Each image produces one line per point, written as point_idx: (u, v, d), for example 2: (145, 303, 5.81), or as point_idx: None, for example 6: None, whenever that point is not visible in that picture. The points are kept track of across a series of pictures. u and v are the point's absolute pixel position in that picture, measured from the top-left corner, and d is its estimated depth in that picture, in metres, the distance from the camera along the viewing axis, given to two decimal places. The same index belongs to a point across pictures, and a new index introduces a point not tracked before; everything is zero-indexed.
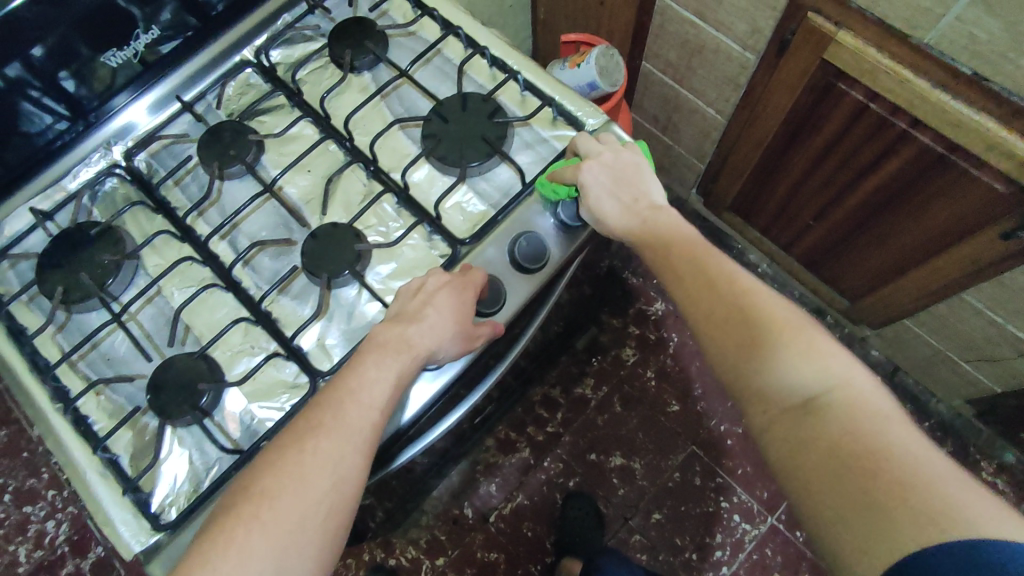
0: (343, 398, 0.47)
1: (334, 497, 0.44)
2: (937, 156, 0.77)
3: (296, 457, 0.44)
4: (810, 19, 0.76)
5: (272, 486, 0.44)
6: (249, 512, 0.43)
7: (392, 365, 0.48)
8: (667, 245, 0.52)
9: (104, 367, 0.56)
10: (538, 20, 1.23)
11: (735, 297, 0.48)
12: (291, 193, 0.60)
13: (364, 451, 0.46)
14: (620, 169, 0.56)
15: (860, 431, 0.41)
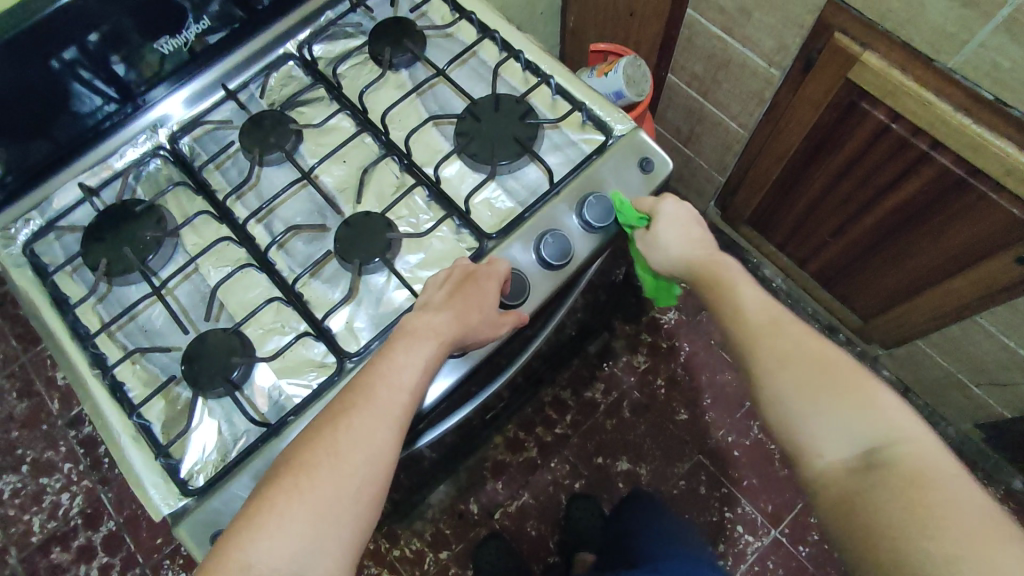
0: (376, 382, 0.49)
1: (367, 472, 0.46)
2: (955, 179, 0.78)
3: (332, 432, 0.47)
4: (836, 39, 0.78)
5: (310, 458, 0.46)
6: (289, 482, 0.45)
7: (421, 347, 0.50)
8: (727, 287, 0.55)
9: (142, 339, 0.58)
10: (566, 29, 1.26)
11: (796, 347, 0.49)
12: (327, 182, 0.63)
13: (396, 430, 0.48)
14: (684, 211, 0.59)
15: (916, 483, 0.42)
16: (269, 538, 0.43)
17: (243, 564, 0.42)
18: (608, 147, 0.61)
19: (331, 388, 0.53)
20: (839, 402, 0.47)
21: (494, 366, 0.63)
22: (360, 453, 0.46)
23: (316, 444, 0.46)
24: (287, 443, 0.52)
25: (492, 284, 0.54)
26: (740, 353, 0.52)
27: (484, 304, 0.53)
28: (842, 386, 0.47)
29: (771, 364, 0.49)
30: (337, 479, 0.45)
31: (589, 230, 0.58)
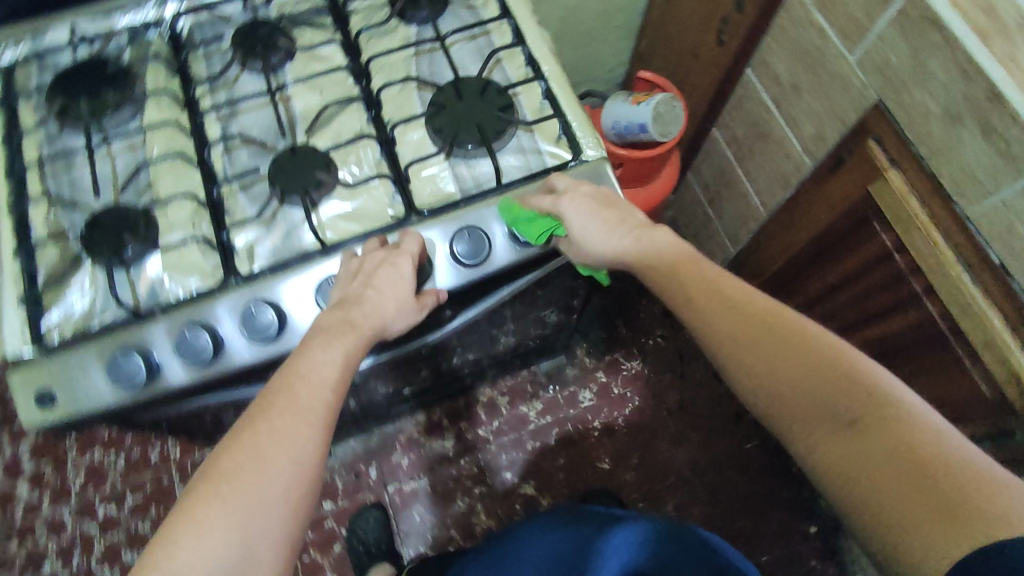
0: (295, 381, 0.48)
1: (292, 473, 0.45)
2: (940, 333, 0.74)
3: (250, 437, 0.45)
4: (869, 146, 0.74)
5: (228, 465, 0.44)
6: (206, 489, 0.44)
7: (337, 343, 0.50)
8: (681, 263, 0.54)
9: (65, 188, 0.59)
10: (636, 53, 1.22)
11: (788, 322, 0.49)
12: (295, 106, 0.62)
13: (322, 429, 0.48)
14: (599, 200, 0.55)
15: (911, 439, 0.42)
16: (189, 548, 0.41)
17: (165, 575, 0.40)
18: (568, 169, 0.58)
19: (208, 298, 0.54)
20: (843, 374, 0.46)
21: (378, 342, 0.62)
22: (285, 454, 0.45)
23: (236, 446, 0.45)
24: (144, 335, 0.52)
25: (406, 262, 0.53)
26: (731, 334, 0.50)
27: (389, 282, 0.52)
28: (840, 359, 0.46)
29: (772, 342, 0.48)
30: (261, 484, 0.44)
31: (514, 242, 0.57)
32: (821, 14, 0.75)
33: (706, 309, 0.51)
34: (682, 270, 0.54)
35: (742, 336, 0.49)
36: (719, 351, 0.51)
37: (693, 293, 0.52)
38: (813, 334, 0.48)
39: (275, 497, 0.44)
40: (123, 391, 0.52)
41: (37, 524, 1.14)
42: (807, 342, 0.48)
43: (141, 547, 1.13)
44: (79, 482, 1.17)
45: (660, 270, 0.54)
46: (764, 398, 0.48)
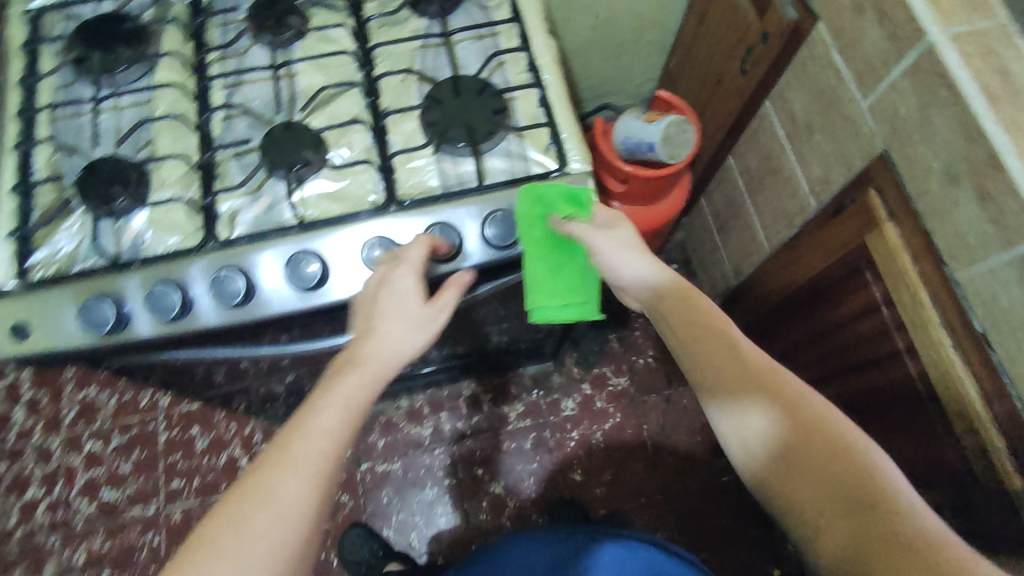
0: (285, 448, 0.47)
1: (275, 543, 0.44)
2: (920, 394, 0.73)
3: (250, 498, 0.45)
4: (870, 197, 0.72)
5: (225, 524, 0.44)
6: (203, 548, 0.43)
7: (350, 391, 0.50)
8: (692, 309, 0.57)
9: (71, 135, 0.62)
10: (665, 71, 1.20)
11: (778, 385, 0.52)
12: (299, 83, 0.64)
13: (309, 496, 0.46)
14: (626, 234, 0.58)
15: (915, 539, 0.44)
16: None
17: None
18: (550, 178, 0.59)
19: (183, 258, 0.56)
20: (830, 446, 0.49)
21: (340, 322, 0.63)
22: (262, 530, 0.44)
23: (216, 516, 0.45)
24: (121, 284, 0.55)
25: (408, 273, 0.53)
26: (729, 396, 0.53)
27: (392, 296, 0.53)
28: (825, 429, 0.49)
29: (764, 408, 0.51)
30: (234, 562, 0.43)
31: (487, 246, 0.58)
32: (840, 55, 0.73)
33: (710, 367, 0.54)
34: (708, 339, 0.55)
35: (739, 401, 0.52)
36: (716, 409, 0.54)
37: (694, 346, 0.55)
38: (804, 401, 0.51)
39: (252, 573, 0.43)
40: (93, 335, 0.54)
41: (27, 451, 1.19)
42: (797, 410, 0.51)
43: (119, 487, 1.17)
44: (69, 417, 1.21)
45: (697, 334, 0.56)
46: (757, 461, 0.52)
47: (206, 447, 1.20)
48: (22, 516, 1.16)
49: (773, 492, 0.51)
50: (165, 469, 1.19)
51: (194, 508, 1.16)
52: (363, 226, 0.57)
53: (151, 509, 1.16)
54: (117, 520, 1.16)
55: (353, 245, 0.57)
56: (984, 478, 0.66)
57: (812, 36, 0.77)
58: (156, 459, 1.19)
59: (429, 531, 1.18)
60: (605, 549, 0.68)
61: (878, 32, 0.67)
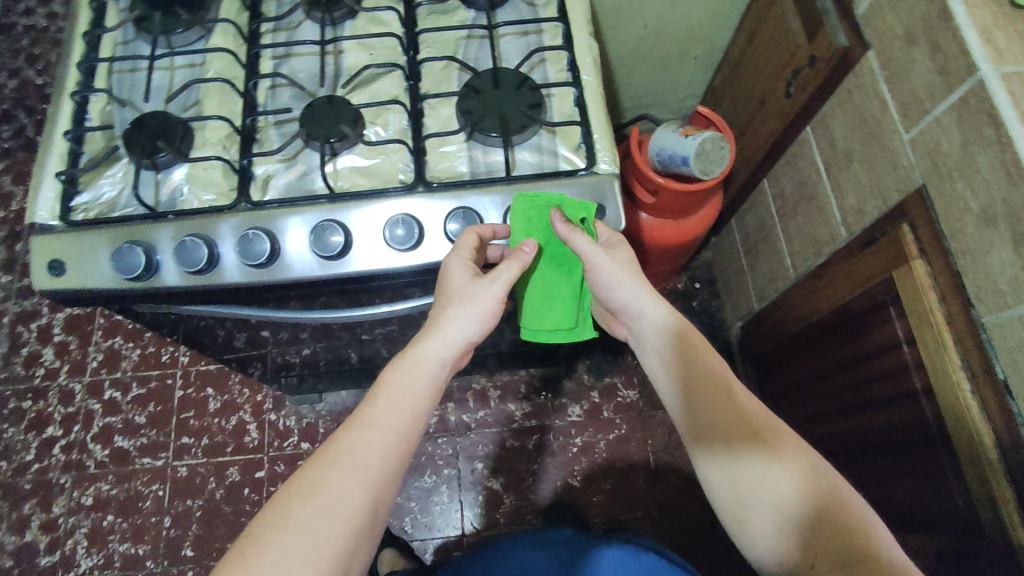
0: (342, 454, 0.49)
1: (327, 540, 0.46)
2: (934, 436, 0.71)
3: (306, 493, 0.47)
4: (902, 231, 0.71)
5: (286, 515, 0.47)
6: (261, 538, 0.46)
7: (404, 396, 0.52)
8: (696, 361, 0.57)
9: (126, 89, 0.65)
10: (710, 88, 1.20)
11: (781, 446, 0.54)
12: (345, 60, 0.66)
13: (360, 498, 0.48)
14: (631, 262, 0.59)
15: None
16: None
17: None
18: (576, 176, 0.60)
19: (215, 215, 0.58)
20: (836, 513, 0.52)
21: (354, 293, 0.64)
22: (315, 531, 0.46)
23: (275, 509, 0.47)
24: (154, 233, 0.57)
25: (455, 259, 0.55)
26: (734, 456, 0.55)
27: (445, 283, 0.55)
28: (830, 495, 0.53)
29: (768, 470, 0.54)
30: (289, 559, 0.45)
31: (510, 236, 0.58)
32: (887, 85, 0.73)
33: (715, 427, 0.55)
34: (716, 387, 0.56)
35: (744, 461, 0.54)
36: (717, 468, 0.55)
37: (701, 401, 0.56)
38: (806, 458, 0.54)
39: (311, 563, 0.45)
40: (123, 279, 0.56)
41: (51, 390, 1.24)
42: (803, 473, 0.53)
43: (132, 436, 1.21)
44: (94, 363, 1.26)
45: (698, 379, 0.57)
46: (759, 523, 0.54)
47: (218, 408, 1.23)
48: (39, 452, 1.20)
49: (772, 548, 0.53)
50: (177, 424, 1.22)
51: (201, 466, 1.20)
52: (389, 203, 0.58)
53: (159, 461, 1.20)
54: (127, 467, 1.20)
55: (377, 220, 0.58)
56: (990, 529, 0.64)
57: (861, 64, 0.76)
58: (170, 414, 1.23)
59: (424, 518, 1.19)
60: (603, 555, 0.69)
61: (927, 64, 0.66)
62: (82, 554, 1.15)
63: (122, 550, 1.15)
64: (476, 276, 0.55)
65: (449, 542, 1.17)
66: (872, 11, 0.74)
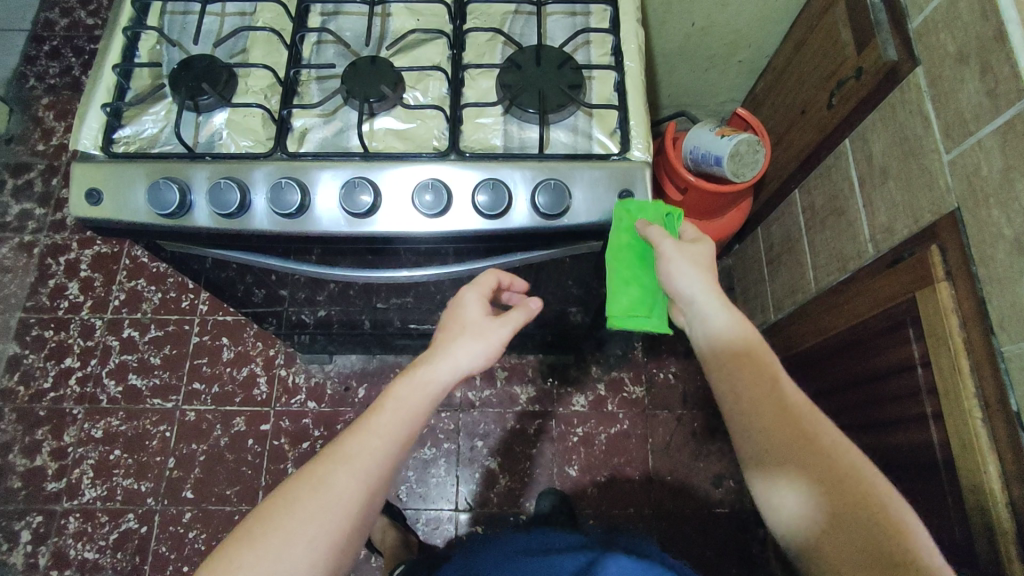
0: (346, 452, 0.50)
1: (324, 535, 0.47)
2: (938, 463, 0.70)
3: (306, 489, 0.48)
4: (930, 251, 0.70)
5: (285, 508, 0.48)
6: (258, 526, 0.47)
7: (408, 409, 0.52)
8: (742, 347, 0.56)
9: (176, 31, 0.66)
10: (750, 94, 1.19)
11: (839, 470, 0.51)
12: (392, 23, 0.67)
13: (359, 499, 0.49)
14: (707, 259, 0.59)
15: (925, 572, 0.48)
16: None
17: None
18: (609, 160, 0.60)
19: (251, 161, 0.59)
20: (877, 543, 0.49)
21: (375, 254, 0.65)
22: (312, 526, 0.47)
23: (276, 501, 0.48)
24: (190, 172, 0.58)
25: (471, 294, 0.60)
26: (767, 438, 0.53)
27: (458, 312, 0.59)
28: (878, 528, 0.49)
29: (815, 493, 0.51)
30: (284, 548, 0.46)
31: (535, 212, 0.58)
32: (933, 103, 0.71)
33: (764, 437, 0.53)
34: (752, 365, 0.55)
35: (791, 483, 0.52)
36: (750, 449, 0.54)
37: (755, 408, 0.54)
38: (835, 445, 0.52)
39: (306, 555, 0.47)
40: (156, 214, 0.57)
41: (73, 323, 1.28)
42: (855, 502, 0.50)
43: (146, 376, 1.25)
44: (116, 302, 1.29)
45: (735, 357, 0.55)
46: (787, 503, 0.52)
47: (231, 358, 1.26)
48: (56, 381, 1.24)
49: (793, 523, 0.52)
50: (190, 369, 1.25)
51: (208, 412, 1.22)
52: (421, 167, 0.59)
53: (170, 403, 1.23)
54: (138, 405, 1.23)
55: (408, 183, 0.59)
56: (985, 561, 0.64)
57: (908, 79, 0.75)
58: (184, 358, 1.26)
59: (418, 488, 1.20)
60: None
61: (976, 85, 0.65)
62: (87, 484, 1.18)
63: (125, 484, 1.18)
64: (484, 312, 0.59)
65: (441, 515, 1.19)
66: (925, 27, 0.72)
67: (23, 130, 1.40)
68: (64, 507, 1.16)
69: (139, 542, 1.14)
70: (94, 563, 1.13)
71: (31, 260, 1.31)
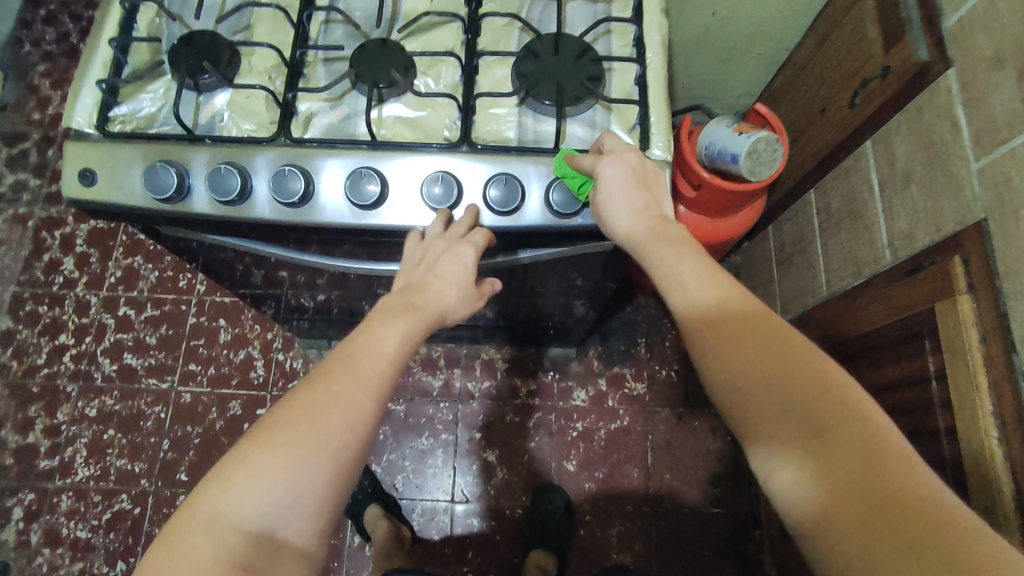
0: (355, 353, 0.48)
1: (347, 436, 0.45)
2: (948, 477, 0.69)
3: (308, 396, 0.46)
4: (953, 262, 0.68)
5: (287, 418, 0.45)
6: (259, 436, 0.44)
7: (401, 320, 0.50)
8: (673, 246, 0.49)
9: (177, 4, 0.63)
10: (767, 89, 1.15)
11: (835, 404, 0.40)
12: (404, 4, 0.64)
13: (376, 400, 0.47)
14: (640, 169, 0.53)
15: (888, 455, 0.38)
16: (240, 487, 0.43)
17: (211, 513, 0.42)
18: None
19: (254, 145, 0.56)
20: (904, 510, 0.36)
21: (380, 247, 0.62)
22: (314, 436, 0.44)
23: (276, 410, 0.46)
24: (190, 155, 0.55)
25: (468, 250, 0.53)
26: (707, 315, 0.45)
27: (452, 264, 0.53)
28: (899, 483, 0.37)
29: (815, 450, 0.39)
30: (284, 456, 0.43)
31: (548, 210, 0.56)
32: (964, 108, 0.69)
33: (740, 388, 0.42)
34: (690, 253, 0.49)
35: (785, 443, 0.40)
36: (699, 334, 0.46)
37: (726, 350, 0.43)
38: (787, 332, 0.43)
39: (312, 465, 0.44)
40: (152, 198, 0.55)
41: (67, 299, 1.25)
42: (864, 450, 0.38)
43: (141, 355, 1.23)
44: (112, 279, 1.27)
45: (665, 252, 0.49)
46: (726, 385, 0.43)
47: (228, 340, 1.24)
48: (50, 358, 1.22)
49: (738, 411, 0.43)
50: (187, 350, 1.23)
51: (204, 395, 1.21)
52: (431, 158, 0.57)
53: (165, 383, 1.21)
54: (133, 385, 1.21)
55: (415, 174, 0.56)
56: None
57: (939, 82, 0.72)
58: (181, 339, 1.24)
59: (415, 478, 1.19)
60: None
61: (1012, 91, 0.62)
62: (80, 464, 1.17)
63: (118, 465, 1.17)
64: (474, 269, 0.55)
65: (436, 506, 1.18)
66: (960, 27, 0.69)
67: (17, 98, 1.36)
68: (57, 485, 1.15)
69: (131, 523, 1.14)
70: (86, 542, 1.13)
71: (26, 233, 1.28)
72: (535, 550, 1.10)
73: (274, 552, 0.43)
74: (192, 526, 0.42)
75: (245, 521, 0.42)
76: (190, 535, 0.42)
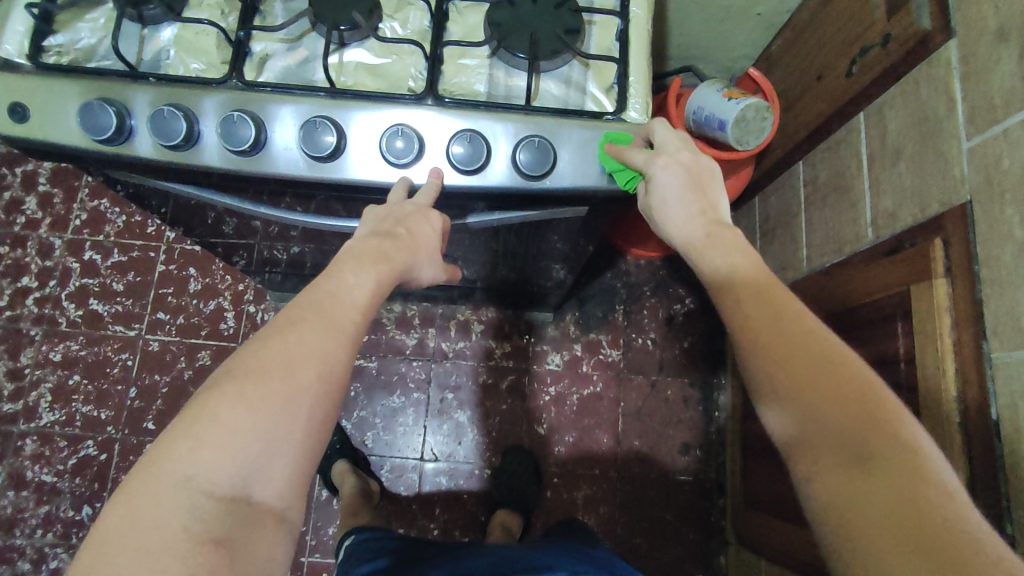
0: (328, 298, 0.46)
1: (320, 388, 0.43)
2: None
3: (276, 346, 0.42)
4: (932, 245, 0.66)
5: (256, 371, 0.41)
6: (225, 387, 0.41)
7: (370, 269, 0.47)
8: (721, 247, 0.50)
9: None
10: (765, 52, 1.10)
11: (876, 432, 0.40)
12: None
13: (347, 348, 0.45)
14: (694, 171, 0.53)
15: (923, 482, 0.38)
16: (210, 447, 0.39)
17: (180, 476, 0.39)
18: (602, 119, 0.53)
19: (201, 87, 0.52)
20: (943, 549, 0.36)
21: (344, 201, 0.59)
22: (288, 391, 0.41)
23: (239, 362, 0.42)
24: (130, 94, 0.51)
25: (436, 219, 0.52)
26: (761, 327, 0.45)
27: (425, 224, 0.50)
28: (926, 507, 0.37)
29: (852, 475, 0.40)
30: (253, 414, 0.40)
31: (516, 171, 0.52)
32: (961, 83, 0.65)
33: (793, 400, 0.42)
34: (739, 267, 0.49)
35: (828, 466, 0.41)
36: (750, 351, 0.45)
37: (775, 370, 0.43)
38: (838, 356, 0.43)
39: (284, 421, 0.41)
40: (91, 139, 0.51)
41: (31, 240, 1.21)
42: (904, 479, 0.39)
43: (108, 302, 1.20)
44: (77, 221, 1.22)
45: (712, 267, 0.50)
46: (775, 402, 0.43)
47: (197, 290, 1.21)
48: (12, 300, 1.19)
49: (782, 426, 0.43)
50: (154, 298, 1.20)
51: (172, 344, 1.19)
52: (392, 110, 0.53)
53: (132, 330, 1.19)
54: (99, 331, 1.19)
55: (376, 127, 0.53)
56: None
57: (939, 53, 0.69)
58: (149, 286, 1.21)
59: (385, 435, 1.19)
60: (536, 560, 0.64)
61: (1012, 67, 0.59)
62: (45, 408, 1.15)
63: (84, 411, 1.15)
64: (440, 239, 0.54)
65: (405, 464, 1.18)
66: None
67: None
68: (20, 429, 1.14)
69: (97, 469, 1.13)
70: (52, 486, 1.12)
71: None
72: (500, 511, 1.11)
73: (249, 514, 0.41)
74: (159, 486, 0.39)
75: (216, 484, 0.39)
76: (156, 495, 0.39)
